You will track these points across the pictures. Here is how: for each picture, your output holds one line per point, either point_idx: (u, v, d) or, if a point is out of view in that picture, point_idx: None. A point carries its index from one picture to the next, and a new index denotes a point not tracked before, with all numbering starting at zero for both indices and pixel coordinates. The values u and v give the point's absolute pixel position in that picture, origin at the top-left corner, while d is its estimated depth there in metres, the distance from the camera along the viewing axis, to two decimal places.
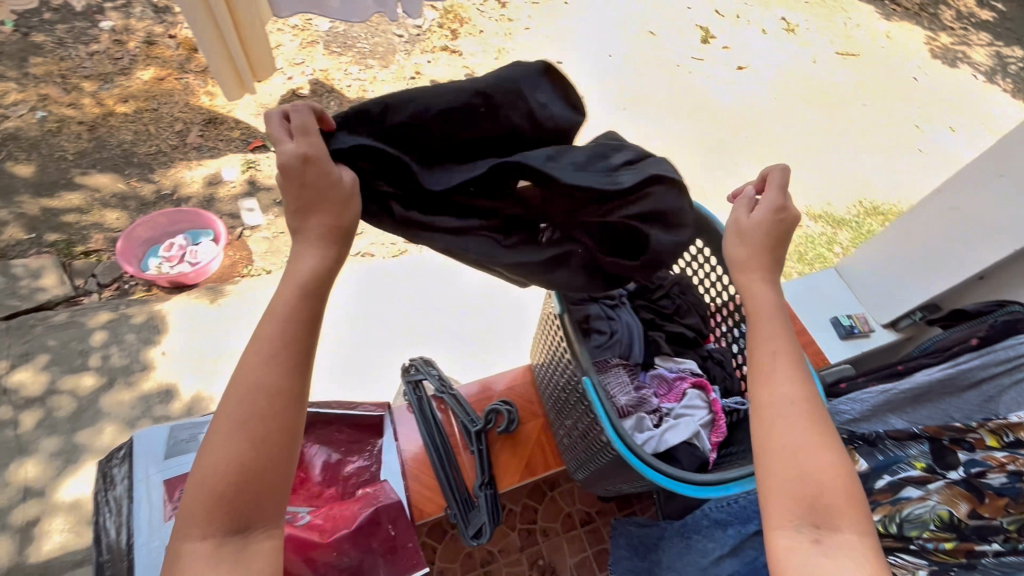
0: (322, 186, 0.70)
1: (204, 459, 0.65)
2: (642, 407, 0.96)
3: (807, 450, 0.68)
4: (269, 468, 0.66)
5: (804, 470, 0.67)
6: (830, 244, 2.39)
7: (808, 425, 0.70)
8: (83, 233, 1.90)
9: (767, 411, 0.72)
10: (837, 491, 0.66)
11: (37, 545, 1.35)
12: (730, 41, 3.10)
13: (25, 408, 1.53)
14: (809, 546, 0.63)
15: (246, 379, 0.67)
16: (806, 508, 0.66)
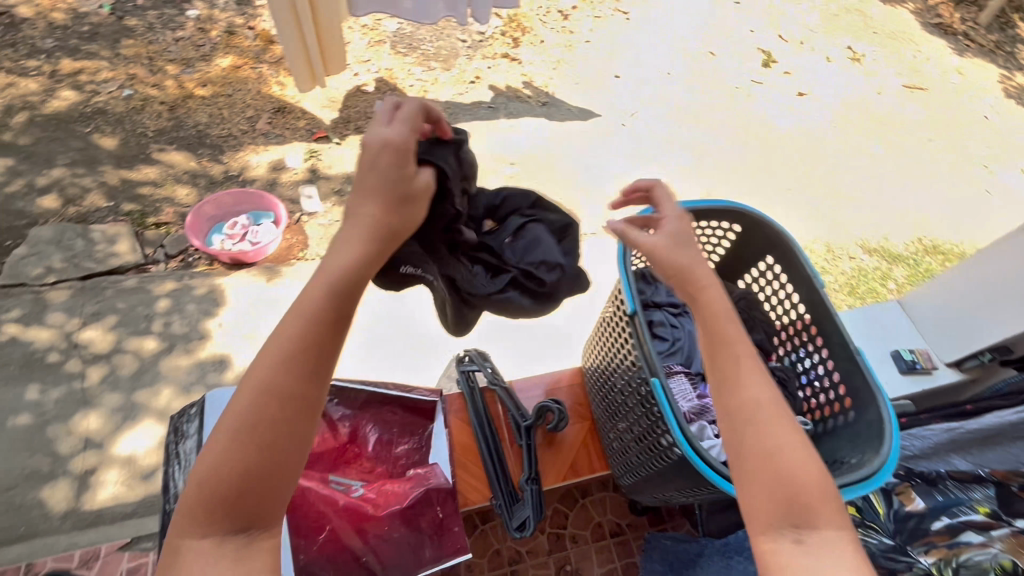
0: (390, 178, 0.68)
1: (206, 454, 0.61)
2: (705, 415, 0.94)
3: (779, 449, 0.64)
4: (273, 466, 0.61)
5: (779, 470, 0.62)
6: (884, 279, 2.32)
7: (778, 423, 0.65)
8: (155, 206, 2.00)
9: (733, 412, 0.67)
10: (816, 488, 0.62)
11: (93, 493, 1.43)
12: (791, 66, 3.07)
13: (92, 363, 1.62)
14: (791, 548, 0.59)
15: (257, 371, 0.63)
16: (784, 511, 0.61)
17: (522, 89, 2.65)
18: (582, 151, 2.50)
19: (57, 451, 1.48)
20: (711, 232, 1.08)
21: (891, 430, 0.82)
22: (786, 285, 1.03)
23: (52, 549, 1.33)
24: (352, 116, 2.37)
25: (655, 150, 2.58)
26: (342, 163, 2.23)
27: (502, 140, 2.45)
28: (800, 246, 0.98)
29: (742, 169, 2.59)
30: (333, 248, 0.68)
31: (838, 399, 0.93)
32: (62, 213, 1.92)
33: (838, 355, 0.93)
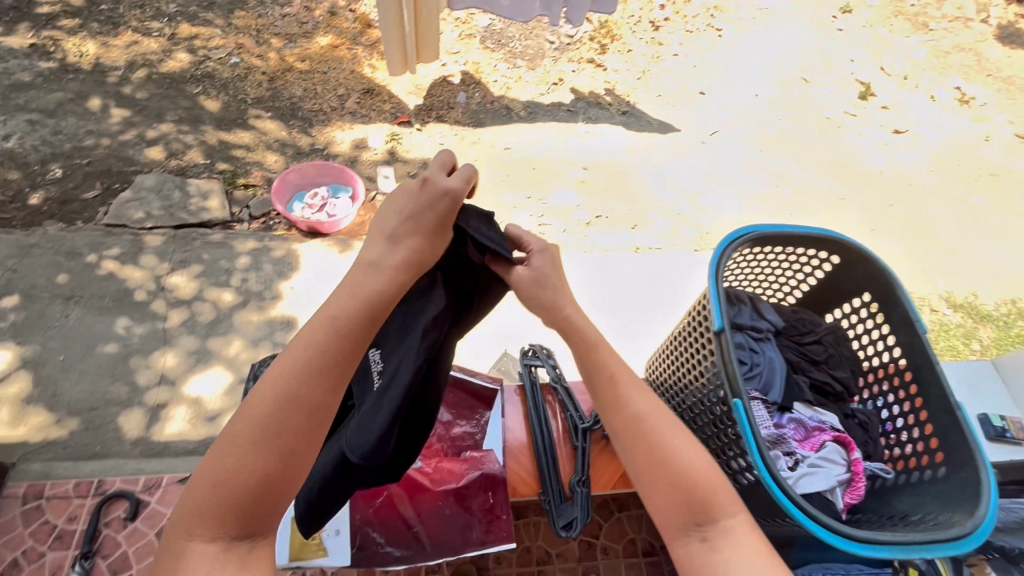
0: (435, 217, 0.67)
1: (220, 456, 0.60)
2: (779, 445, 0.95)
3: (672, 456, 0.68)
4: (285, 477, 0.61)
5: (676, 479, 0.67)
6: (967, 338, 2.16)
7: (671, 431, 0.70)
8: (246, 168, 2.12)
9: (627, 428, 0.71)
10: (711, 486, 0.67)
11: (163, 426, 1.54)
12: (890, 101, 2.91)
13: (175, 306, 1.74)
14: (699, 547, 0.66)
15: (281, 379, 0.62)
16: (688, 514, 0.67)
17: (604, 95, 2.64)
18: (656, 164, 2.46)
19: (135, 382, 1.60)
20: (805, 261, 1.05)
21: (989, 494, 0.77)
22: (880, 327, 0.99)
23: (120, 471, 1.43)
24: (434, 105, 2.44)
25: (732, 172, 2.51)
26: (420, 149, 2.30)
27: (578, 145, 2.45)
28: (903, 288, 0.93)
29: (823, 203, 2.48)
30: (368, 268, 0.66)
31: (927, 450, 0.89)
32: (163, 164, 2.06)
33: (934, 408, 0.88)
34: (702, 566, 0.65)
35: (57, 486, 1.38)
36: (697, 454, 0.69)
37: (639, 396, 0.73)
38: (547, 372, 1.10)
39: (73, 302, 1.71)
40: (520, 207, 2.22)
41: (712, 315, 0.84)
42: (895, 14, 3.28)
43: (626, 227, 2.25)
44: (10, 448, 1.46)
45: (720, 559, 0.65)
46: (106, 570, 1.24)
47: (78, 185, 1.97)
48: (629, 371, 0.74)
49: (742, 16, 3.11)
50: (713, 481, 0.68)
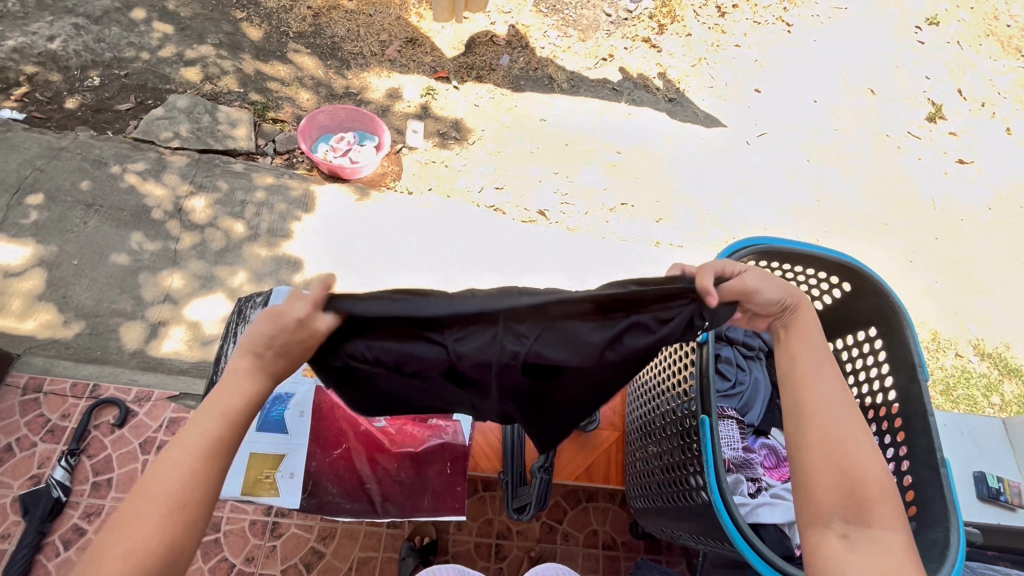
0: (289, 347, 0.65)
1: (119, 532, 0.57)
2: (745, 470, 0.98)
3: (840, 446, 0.66)
4: (181, 553, 0.59)
5: (838, 466, 0.65)
6: (988, 389, 2.05)
7: (850, 425, 0.68)
8: (277, 103, 2.11)
9: (804, 407, 0.70)
10: (875, 494, 0.64)
11: (160, 342, 1.58)
12: (960, 127, 2.71)
13: (188, 229, 1.77)
14: (837, 541, 0.63)
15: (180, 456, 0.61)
16: (842, 502, 0.64)
17: (653, 79, 2.52)
18: (696, 159, 2.36)
19: (141, 297, 1.64)
20: (812, 283, 1.00)
21: (956, 557, 0.72)
22: (882, 368, 0.93)
23: (115, 378, 1.49)
24: (475, 64, 2.36)
25: (773, 179, 2.39)
26: (453, 108, 2.26)
27: (615, 127, 2.36)
28: (913, 327, 0.87)
29: (865, 227, 2.35)
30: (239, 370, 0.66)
31: (900, 502, 0.84)
32: (197, 87, 2.06)
33: (919, 460, 0.82)
34: (832, 560, 0.62)
35: (56, 383, 1.46)
36: (873, 460, 0.66)
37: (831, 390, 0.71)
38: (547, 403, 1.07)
39: (93, 211, 1.75)
40: (544, 182, 2.17)
41: None
42: (987, 34, 3.02)
43: (650, 219, 2.19)
44: (18, 339, 1.52)
45: (855, 560, 0.61)
46: (90, 470, 1.37)
47: (113, 95, 1.99)
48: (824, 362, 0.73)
49: (818, 13, 2.90)
50: (879, 489, 0.65)
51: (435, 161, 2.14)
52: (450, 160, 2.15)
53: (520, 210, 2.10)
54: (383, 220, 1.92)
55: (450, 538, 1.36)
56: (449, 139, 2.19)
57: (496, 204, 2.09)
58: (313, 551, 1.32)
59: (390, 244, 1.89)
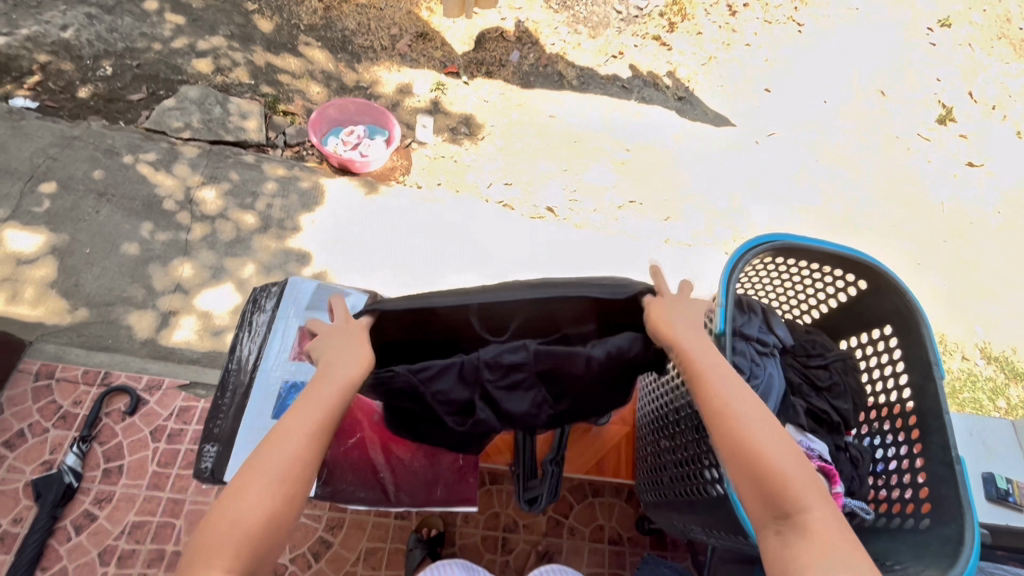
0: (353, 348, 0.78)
1: (228, 501, 0.63)
2: None
3: (750, 442, 0.68)
4: (281, 521, 0.64)
5: (750, 466, 0.67)
6: (994, 393, 2.05)
7: (752, 419, 0.70)
8: (288, 95, 2.11)
9: (709, 413, 0.72)
10: (789, 480, 0.66)
11: (170, 331, 1.59)
12: (970, 130, 2.70)
13: (199, 220, 1.78)
14: (772, 538, 0.65)
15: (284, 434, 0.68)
16: (763, 501, 0.66)
17: (662, 77, 2.52)
18: (704, 157, 2.36)
19: (152, 286, 1.65)
20: (827, 281, 1.01)
21: (970, 553, 0.73)
22: (898, 366, 0.94)
23: (126, 366, 1.50)
24: (486, 60, 2.36)
25: (782, 178, 2.39)
26: (463, 103, 2.26)
27: (625, 124, 2.36)
28: (931, 328, 0.87)
29: (874, 228, 2.35)
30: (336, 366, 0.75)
31: (914, 499, 0.85)
32: (209, 79, 2.07)
33: (933, 458, 0.83)
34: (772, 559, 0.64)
35: (68, 370, 1.47)
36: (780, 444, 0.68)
37: (731, 386, 0.73)
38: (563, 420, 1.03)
39: (105, 200, 1.76)
40: (553, 178, 2.18)
41: (716, 319, 0.84)
42: (999, 37, 3.00)
43: (658, 218, 2.19)
44: (30, 326, 1.53)
45: (795, 554, 0.63)
46: (101, 456, 1.38)
47: (125, 86, 1.99)
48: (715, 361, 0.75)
49: (829, 13, 2.89)
50: (790, 472, 0.66)
51: (444, 156, 2.14)
52: (459, 155, 2.15)
53: (529, 206, 2.10)
54: (393, 215, 1.93)
55: (457, 530, 1.37)
56: (459, 134, 2.19)
57: (504, 199, 2.09)
58: (321, 540, 1.32)
59: (395, 239, 1.89)
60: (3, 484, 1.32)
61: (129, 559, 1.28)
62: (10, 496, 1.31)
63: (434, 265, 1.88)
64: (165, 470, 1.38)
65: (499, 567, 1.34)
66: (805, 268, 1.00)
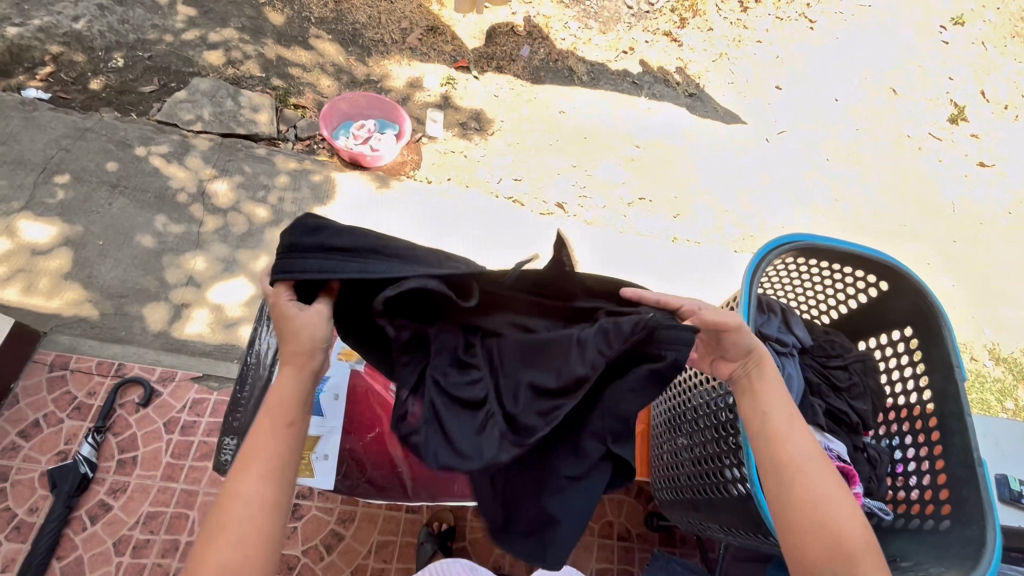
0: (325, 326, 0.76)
1: (206, 547, 0.63)
2: None
3: (816, 501, 0.68)
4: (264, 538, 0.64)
5: (817, 523, 0.67)
6: (1002, 394, 2.05)
7: (823, 480, 0.69)
8: (299, 88, 2.11)
9: (784, 465, 0.71)
10: (853, 543, 0.66)
11: (183, 324, 1.60)
12: (982, 129, 2.68)
13: (211, 213, 1.78)
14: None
15: (253, 460, 0.67)
16: (824, 558, 0.67)
17: (673, 73, 2.50)
18: (715, 154, 2.35)
19: (165, 278, 1.66)
20: (848, 282, 1.02)
21: (992, 556, 0.74)
22: (916, 366, 0.95)
23: (140, 358, 1.51)
24: (496, 54, 2.36)
25: (792, 176, 2.38)
26: (474, 97, 2.25)
27: (635, 120, 2.35)
28: (952, 328, 0.88)
29: (885, 229, 2.34)
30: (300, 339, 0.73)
31: (935, 500, 0.85)
32: (220, 71, 2.06)
33: (954, 460, 0.84)
34: None
35: (82, 361, 1.48)
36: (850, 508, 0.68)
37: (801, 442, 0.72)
38: None
39: (118, 191, 1.76)
40: (562, 174, 2.17)
41: (739, 317, 0.86)
42: (1012, 36, 2.98)
43: (668, 214, 2.18)
44: (45, 317, 1.54)
45: None
46: (115, 447, 1.39)
47: (138, 78, 1.99)
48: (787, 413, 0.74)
49: (842, 9, 2.86)
50: (853, 534, 0.67)
51: (454, 150, 2.13)
52: (470, 150, 2.15)
53: (539, 202, 2.10)
54: (404, 209, 1.93)
55: (467, 524, 1.37)
56: (469, 129, 2.19)
57: (514, 195, 2.09)
58: (333, 533, 1.33)
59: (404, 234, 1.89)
60: (20, 473, 1.34)
61: (145, 549, 1.30)
62: (26, 485, 1.32)
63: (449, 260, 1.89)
64: (179, 461, 1.39)
65: (509, 561, 1.35)
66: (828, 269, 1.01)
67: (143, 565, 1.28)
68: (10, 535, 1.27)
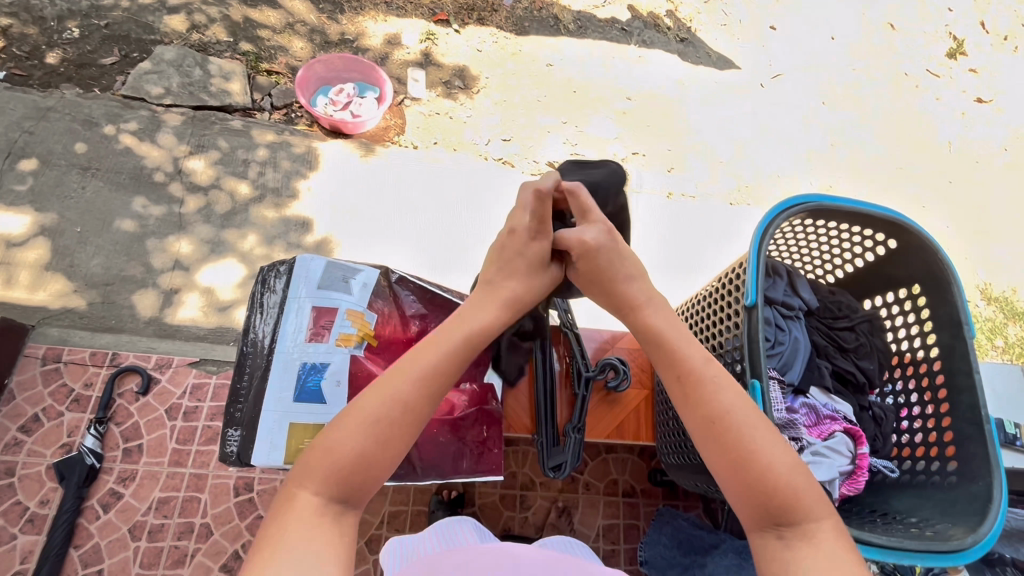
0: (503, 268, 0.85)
1: (343, 426, 0.67)
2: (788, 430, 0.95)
3: (748, 451, 0.66)
4: (378, 449, 0.66)
5: (750, 477, 0.64)
6: (992, 334, 2.07)
7: (750, 428, 0.67)
8: (270, 52, 1.98)
9: (708, 424, 0.69)
10: (791, 488, 0.63)
11: (175, 309, 1.56)
12: (981, 64, 2.60)
13: (191, 192, 1.71)
14: (774, 544, 0.63)
15: (406, 370, 0.70)
16: (763, 510, 0.64)
17: (663, 17, 2.38)
18: (709, 104, 2.27)
19: (150, 263, 1.61)
20: (855, 243, 1.03)
21: (997, 511, 0.79)
22: (924, 324, 0.96)
23: (134, 347, 1.49)
24: (477, 4, 2.22)
25: (788, 123, 2.31)
26: (456, 53, 2.14)
27: (626, 71, 2.26)
28: (962, 289, 0.89)
29: (880, 173, 2.30)
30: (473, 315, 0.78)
31: (939, 450, 0.90)
32: (185, 37, 1.93)
33: (960, 417, 0.87)
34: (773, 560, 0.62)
35: (75, 353, 1.46)
36: (780, 455, 0.66)
37: (722, 394, 0.70)
38: (567, 457, 1.02)
39: (90, 174, 1.69)
40: (553, 131, 2.10)
41: (747, 288, 0.84)
42: None
43: (662, 169, 2.13)
44: (31, 310, 1.50)
45: (795, 557, 0.61)
46: (119, 437, 1.39)
47: (96, 48, 1.86)
48: (707, 368, 0.72)
49: None
50: (790, 481, 0.64)
51: (439, 111, 2.03)
52: (455, 110, 2.05)
53: (529, 162, 2.03)
54: (391, 179, 1.86)
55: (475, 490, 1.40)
56: (453, 88, 2.08)
57: (504, 156, 2.01)
58: None
59: (390, 204, 1.83)
60: (26, 468, 1.33)
61: (160, 533, 1.32)
62: (34, 479, 1.33)
63: (443, 232, 1.83)
64: (184, 447, 1.40)
65: (518, 523, 1.39)
66: (839, 228, 1.00)
67: (160, 549, 1.30)
68: (24, 528, 1.29)
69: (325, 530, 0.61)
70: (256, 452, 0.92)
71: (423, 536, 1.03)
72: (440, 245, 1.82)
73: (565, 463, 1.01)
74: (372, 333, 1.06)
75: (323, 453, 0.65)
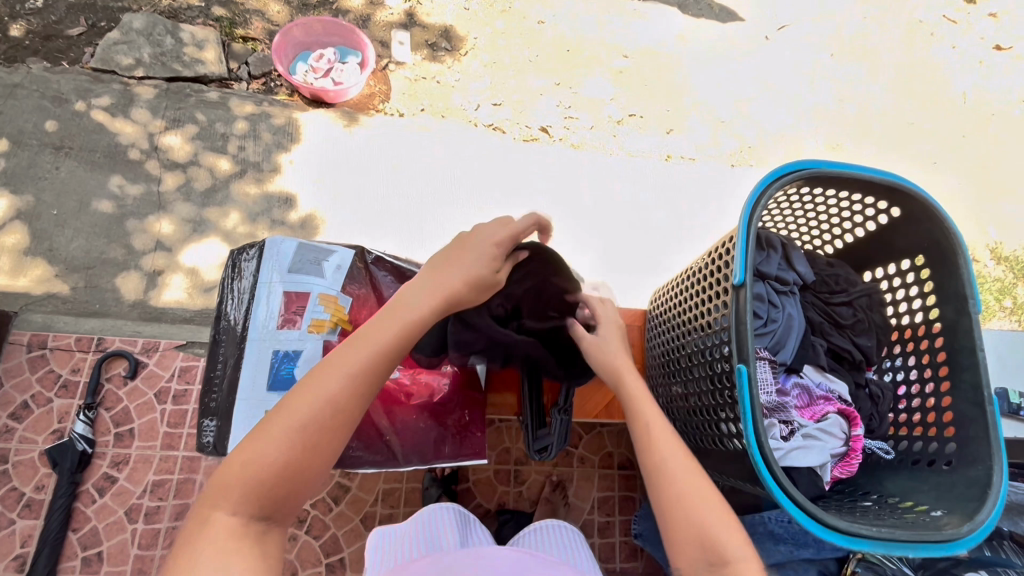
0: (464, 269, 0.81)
1: (264, 430, 0.66)
2: (778, 412, 0.94)
3: (686, 498, 0.71)
4: (303, 456, 0.66)
5: (688, 519, 0.69)
6: (1001, 294, 2.01)
7: (691, 478, 0.73)
8: (245, 17, 1.87)
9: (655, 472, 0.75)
10: (723, 531, 0.68)
11: (159, 291, 1.53)
12: (1001, 7, 2.44)
13: (169, 169, 1.66)
14: None
15: (331, 366, 0.69)
16: (698, 552, 0.68)
17: None
18: (710, 60, 2.15)
19: (131, 245, 1.57)
20: (855, 212, 0.97)
21: (995, 498, 0.76)
22: (926, 297, 0.91)
23: (119, 331, 1.47)
24: None
25: (794, 79, 2.19)
26: (442, 12, 2.02)
27: (622, 27, 2.13)
28: (969, 260, 0.83)
29: (890, 129, 2.20)
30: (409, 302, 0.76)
31: (937, 426, 0.87)
32: (154, 2, 1.83)
33: (961, 397, 0.84)
34: None
35: (61, 338, 1.44)
36: (715, 504, 0.70)
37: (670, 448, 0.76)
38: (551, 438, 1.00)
39: (63, 153, 1.63)
40: (546, 94, 2.00)
41: (734, 268, 0.79)
42: None
43: (660, 132, 2.03)
44: (13, 296, 1.48)
45: None
46: (110, 422, 1.38)
47: (61, 18, 1.76)
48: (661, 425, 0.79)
49: None
50: (722, 527, 0.68)
51: (425, 76, 1.93)
52: (442, 74, 1.95)
53: (520, 128, 1.94)
54: (376, 150, 1.79)
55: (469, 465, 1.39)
56: (439, 50, 1.97)
57: (494, 122, 1.93)
58: (338, 486, 1.36)
59: (374, 177, 1.77)
60: (19, 454, 1.34)
61: (156, 515, 1.33)
62: (28, 465, 1.33)
63: (429, 205, 1.78)
64: (176, 430, 1.39)
65: (513, 497, 1.39)
66: (837, 197, 0.94)
67: (157, 530, 1.32)
68: (22, 513, 1.30)
69: (245, 554, 0.61)
70: (232, 440, 0.90)
71: (411, 526, 1.03)
72: (427, 217, 1.76)
73: (549, 445, 1.00)
74: (347, 319, 1.00)
75: (241, 461, 0.64)
